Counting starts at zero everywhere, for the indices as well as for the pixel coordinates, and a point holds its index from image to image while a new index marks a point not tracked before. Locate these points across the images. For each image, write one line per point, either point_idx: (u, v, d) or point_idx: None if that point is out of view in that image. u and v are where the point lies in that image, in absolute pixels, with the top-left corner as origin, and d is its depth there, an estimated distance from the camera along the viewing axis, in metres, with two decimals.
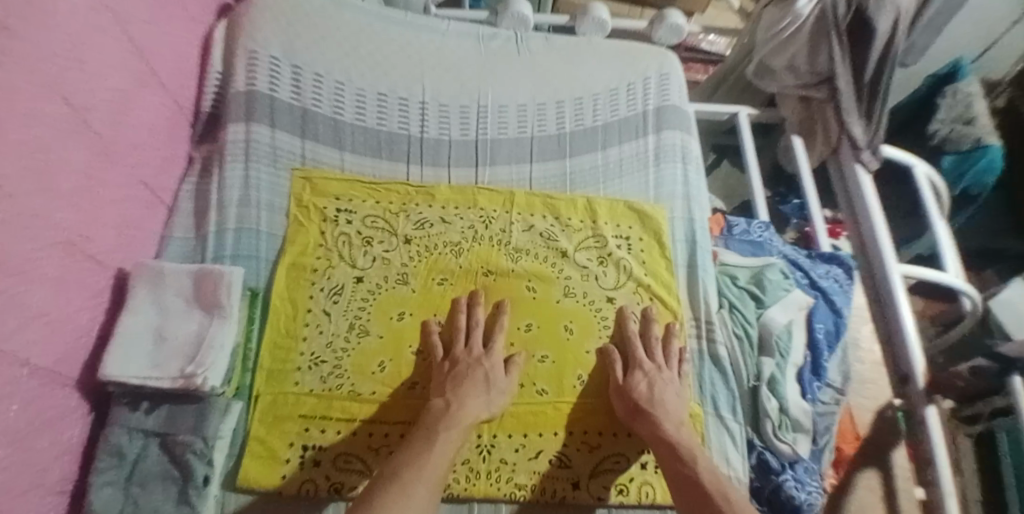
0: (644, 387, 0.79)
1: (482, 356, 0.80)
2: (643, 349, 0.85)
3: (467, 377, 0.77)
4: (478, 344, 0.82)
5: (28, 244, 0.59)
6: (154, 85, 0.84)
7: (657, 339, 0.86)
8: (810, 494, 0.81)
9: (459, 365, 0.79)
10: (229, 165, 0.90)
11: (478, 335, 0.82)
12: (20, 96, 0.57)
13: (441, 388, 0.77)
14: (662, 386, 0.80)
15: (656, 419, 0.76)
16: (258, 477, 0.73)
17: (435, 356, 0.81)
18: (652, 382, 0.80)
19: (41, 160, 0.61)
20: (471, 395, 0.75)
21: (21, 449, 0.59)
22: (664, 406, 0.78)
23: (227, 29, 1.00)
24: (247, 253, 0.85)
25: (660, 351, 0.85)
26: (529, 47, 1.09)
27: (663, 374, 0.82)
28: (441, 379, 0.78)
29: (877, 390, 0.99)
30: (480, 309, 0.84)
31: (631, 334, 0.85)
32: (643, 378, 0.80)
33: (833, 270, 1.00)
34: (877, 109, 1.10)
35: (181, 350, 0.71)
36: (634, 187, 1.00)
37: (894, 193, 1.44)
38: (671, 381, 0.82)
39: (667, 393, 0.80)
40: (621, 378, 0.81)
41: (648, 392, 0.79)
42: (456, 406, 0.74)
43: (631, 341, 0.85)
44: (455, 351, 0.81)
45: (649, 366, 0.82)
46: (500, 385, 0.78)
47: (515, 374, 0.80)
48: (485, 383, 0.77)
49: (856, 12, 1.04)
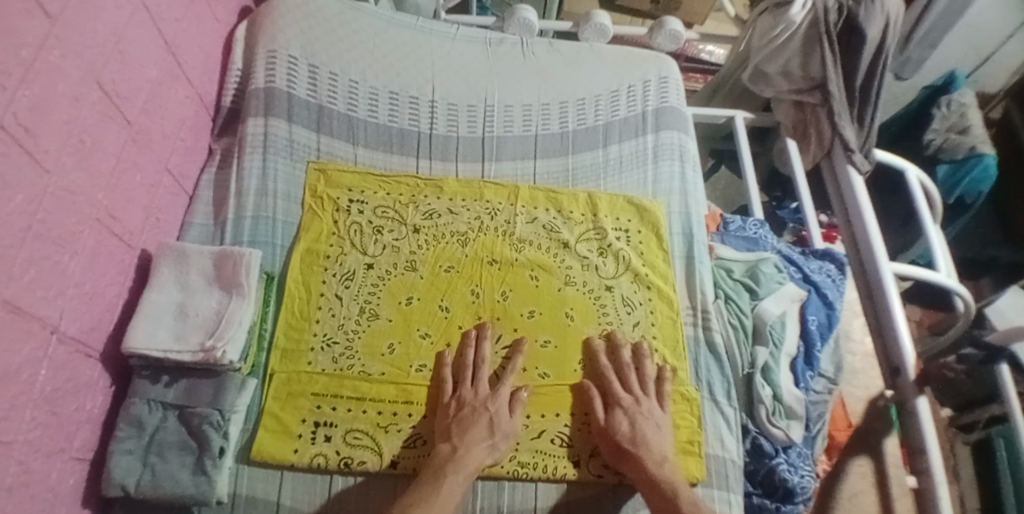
0: (626, 427, 0.79)
1: (488, 398, 0.80)
2: (619, 382, 0.84)
3: (472, 421, 0.77)
4: (484, 384, 0.81)
5: (64, 219, 0.64)
6: (180, 79, 0.90)
7: (629, 365, 0.85)
8: (804, 477, 0.84)
9: (466, 408, 0.79)
10: (248, 157, 0.95)
11: (485, 373, 0.82)
12: (62, 80, 0.62)
13: (447, 432, 0.77)
14: (643, 421, 0.79)
15: (642, 461, 0.76)
16: (273, 451, 0.76)
17: (444, 391, 0.81)
18: (634, 420, 0.79)
19: (78, 140, 0.66)
20: (476, 441, 0.75)
21: (51, 411, 0.63)
22: (649, 445, 0.77)
23: (248, 29, 1.06)
24: (263, 239, 0.90)
25: (635, 378, 0.84)
26: (535, 52, 1.14)
27: (643, 407, 0.81)
28: (446, 422, 0.78)
29: (868, 380, 1.06)
30: (487, 343, 0.84)
31: (625, 364, 0.85)
32: (624, 416, 0.80)
33: (826, 266, 1.04)
34: (868, 113, 1.16)
35: (202, 326, 0.76)
36: (633, 183, 1.05)
37: (884, 202, 1.49)
38: (651, 414, 0.81)
39: (649, 428, 0.79)
40: (602, 417, 0.81)
41: (631, 434, 0.78)
42: (463, 451, 0.74)
43: (606, 378, 0.84)
44: (462, 391, 0.81)
45: (627, 401, 0.81)
46: (505, 429, 0.78)
47: (520, 413, 0.80)
48: (489, 427, 0.77)
49: (846, 20, 1.11)
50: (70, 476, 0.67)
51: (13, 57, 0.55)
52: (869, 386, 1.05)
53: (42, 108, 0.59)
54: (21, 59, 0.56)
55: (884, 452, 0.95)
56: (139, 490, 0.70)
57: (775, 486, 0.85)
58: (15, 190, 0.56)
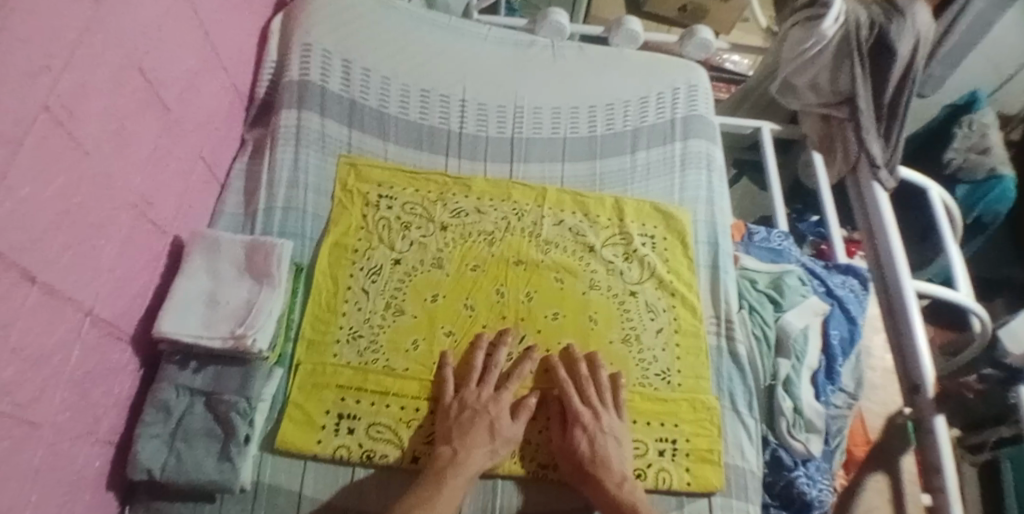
0: (585, 446, 0.77)
1: (491, 401, 0.79)
2: (579, 394, 0.82)
3: (472, 425, 0.77)
4: (489, 385, 0.81)
5: (100, 205, 0.64)
6: (217, 69, 0.90)
7: (607, 387, 0.83)
8: (821, 491, 0.85)
9: (466, 411, 0.78)
10: (280, 149, 0.95)
11: (493, 376, 0.82)
12: (101, 66, 0.62)
13: (447, 435, 0.77)
14: (605, 440, 0.78)
15: (602, 483, 0.75)
16: (296, 441, 0.77)
17: (445, 397, 0.80)
18: (592, 439, 0.78)
19: (117, 126, 0.66)
20: (477, 445, 0.75)
21: (80, 393, 0.63)
22: (609, 464, 0.77)
23: (283, 22, 1.07)
24: (293, 231, 0.90)
25: (593, 390, 0.82)
26: (564, 55, 1.14)
27: (603, 423, 0.79)
28: (447, 425, 0.78)
29: (887, 398, 1.08)
30: (503, 348, 0.84)
31: (586, 379, 0.83)
32: (583, 434, 0.78)
33: (849, 281, 1.04)
34: (895, 131, 1.15)
35: (232, 314, 0.76)
36: (659, 190, 1.05)
37: (904, 218, 1.48)
38: (613, 429, 0.80)
39: (609, 444, 0.78)
40: (562, 435, 0.80)
41: (590, 452, 0.77)
42: (464, 454, 0.74)
43: (585, 385, 0.82)
44: (465, 392, 0.81)
45: (587, 419, 0.79)
46: (506, 434, 0.77)
47: (524, 419, 0.80)
48: (490, 431, 0.77)
49: (878, 35, 1.11)
50: (97, 460, 0.68)
51: (59, 40, 0.55)
52: (888, 403, 1.08)
53: (83, 93, 0.59)
54: (67, 42, 0.56)
55: (901, 468, 0.96)
56: (164, 475, 0.70)
57: (792, 498, 0.86)
58: (55, 174, 0.56)
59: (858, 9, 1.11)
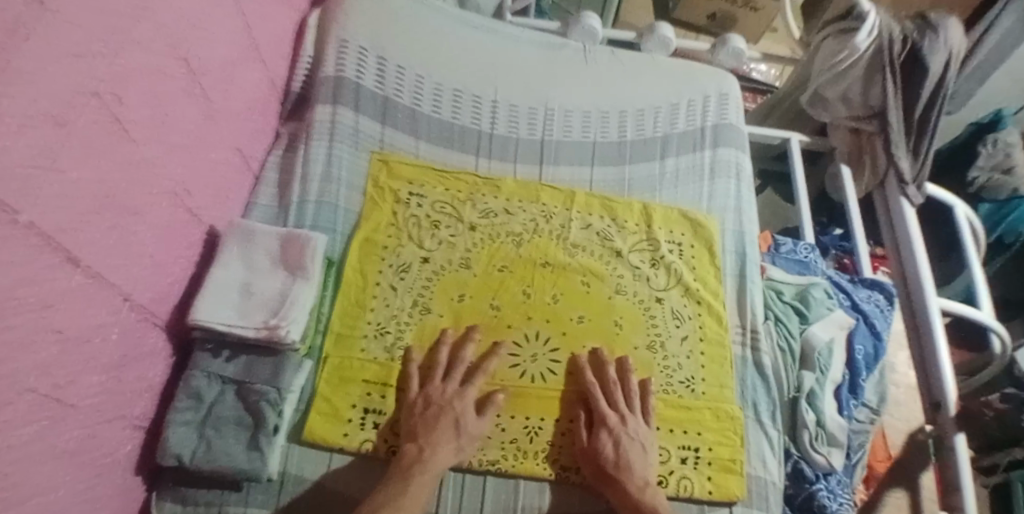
0: (610, 449, 0.78)
1: (456, 397, 0.79)
2: (605, 399, 0.83)
3: (437, 421, 0.77)
4: (453, 381, 0.81)
5: (142, 191, 0.65)
6: (255, 61, 0.91)
7: (635, 394, 0.84)
8: (843, 505, 0.85)
9: (432, 407, 0.78)
10: (314, 143, 0.96)
11: (460, 370, 0.82)
12: (149, 54, 0.63)
13: (412, 432, 0.77)
14: (628, 444, 0.78)
15: (624, 486, 0.76)
16: (323, 434, 0.78)
17: (410, 390, 0.80)
18: (617, 442, 0.78)
19: (160, 114, 0.67)
20: (442, 442, 0.75)
21: (115, 376, 0.64)
22: (632, 469, 0.77)
23: (320, 17, 1.08)
24: (325, 225, 0.91)
25: (621, 396, 0.83)
26: (596, 59, 1.14)
27: (630, 427, 0.80)
28: (411, 420, 0.78)
29: (910, 413, 1.04)
30: (468, 347, 0.83)
31: (614, 383, 0.84)
32: (609, 437, 0.79)
33: (875, 296, 1.05)
34: (924, 146, 1.14)
35: (264, 304, 0.77)
36: (689, 197, 1.05)
37: (931, 233, 1.46)
38: (637, 434, 0.80)
39: (633, 451, 0.78)
40: (587, 437, 0.80)
41: (615, 456, 0.77)
42: (429, 452, 0.74)
43: (612, 389, 0.83)
44: (430, 387, 0.80)
45: (614, 421, 0.80)
46: (470, 430, 0.77)
47: (490, 414, 0.79)
48: (455, 428, 0.77)
49: (911, 50, 1.10)
50: (127, 443, 0.69)
51: (109, 26, 0.55)
52: (910, 419, 1.03)
53: (130, 80, 0.60)
54: (117, 29, 0.57)
55: (920, 485, 0.96)
56: (194, 461, 0.71)
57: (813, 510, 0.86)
58: (102, 158, 0.57)
59: (892, 24, 1.10)
